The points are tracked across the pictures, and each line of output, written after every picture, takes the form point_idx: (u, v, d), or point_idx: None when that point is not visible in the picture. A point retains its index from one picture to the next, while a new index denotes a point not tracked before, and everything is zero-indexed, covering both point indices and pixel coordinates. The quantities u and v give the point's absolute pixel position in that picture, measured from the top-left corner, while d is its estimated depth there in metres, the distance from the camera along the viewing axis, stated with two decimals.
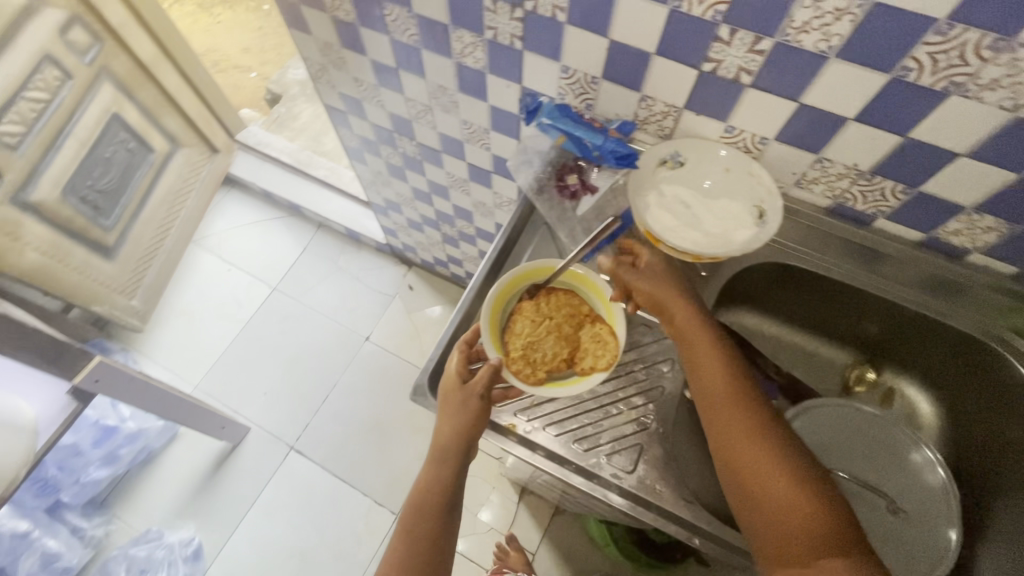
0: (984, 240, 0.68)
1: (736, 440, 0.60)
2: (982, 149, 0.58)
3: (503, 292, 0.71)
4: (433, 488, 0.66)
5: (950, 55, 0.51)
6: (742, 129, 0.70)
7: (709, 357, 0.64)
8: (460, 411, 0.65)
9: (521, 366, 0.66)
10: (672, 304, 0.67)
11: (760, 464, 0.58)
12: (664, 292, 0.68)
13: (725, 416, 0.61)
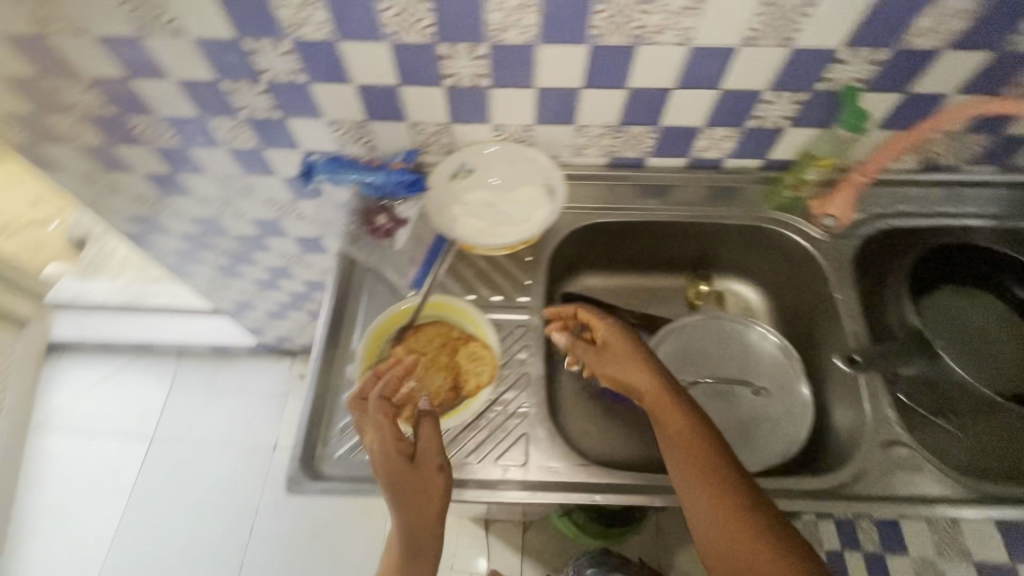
0: (728, 147, 0.81)
1: (712, 522, 0.57)
2: (684, 79, 0.69)
3: (371, 347, 0.69)
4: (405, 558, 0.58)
5: (619, 15, 0.61)
6: (506, 125, 0.77)
7: (675, 413, 0.63)
8: (420, 492, 0.58)
9: (411, 410, 0.66)
10: (637, 370, 0.66)
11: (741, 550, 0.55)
12: (627, 358, 0.67)
13: (694, 476, 0.59)
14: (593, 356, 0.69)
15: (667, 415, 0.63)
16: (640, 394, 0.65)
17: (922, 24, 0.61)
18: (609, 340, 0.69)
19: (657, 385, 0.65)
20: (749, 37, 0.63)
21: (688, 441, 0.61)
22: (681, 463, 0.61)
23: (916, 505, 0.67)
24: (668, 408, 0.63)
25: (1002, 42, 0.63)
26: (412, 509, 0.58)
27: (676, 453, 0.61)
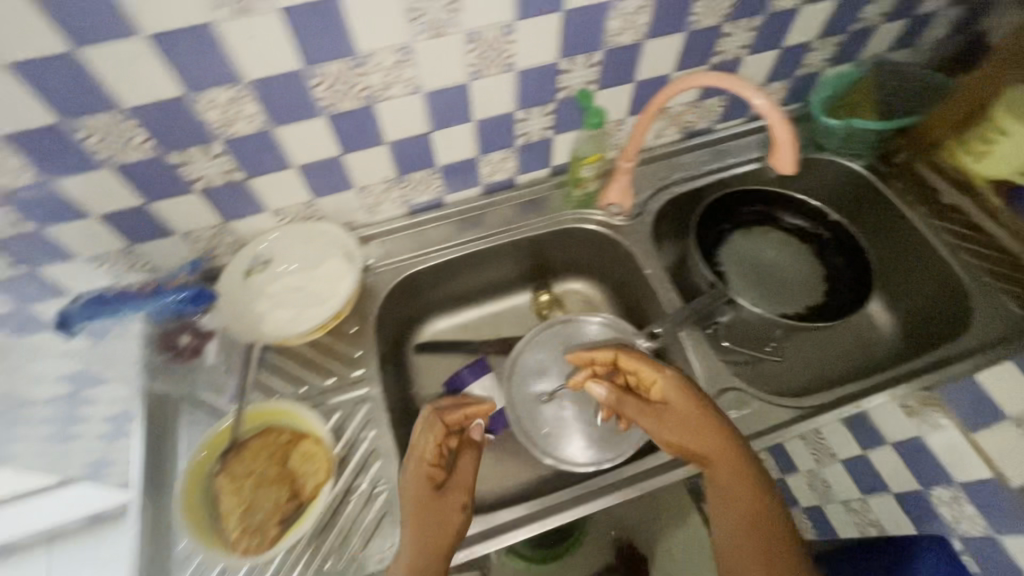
0: (511, 166, 0.84)
1: None
2: (436, 121, 0.71)
3: (191, 487, 0.62)
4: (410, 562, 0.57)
5: (338, 83, 0.61)
6: (285, 207, 0.75)
7: (735, 476, 0.62)
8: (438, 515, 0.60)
9: (249, 540, 0.60)
10: (702, 428, 0.64)
11: None
12: (695, 422, 0.65)
13: (738, 526, 0.61)
14: (658, 420, 0.67)
15: (741, 485, 0.62)
16: (702, 456, 0.64)
17: (616, 27, 0.67)
18: (674, 401, 0.66)
19: (726, 450, 0.63)
20: (473, 71, 0.66)
21: (741, 508, 0.62)
22: (741, 530, 0.60)
23: (761, 437, 0.72)
24: (732, 467, 0.62)
25: (689, 23, 0.71)
26: (426, 529, 0.59)
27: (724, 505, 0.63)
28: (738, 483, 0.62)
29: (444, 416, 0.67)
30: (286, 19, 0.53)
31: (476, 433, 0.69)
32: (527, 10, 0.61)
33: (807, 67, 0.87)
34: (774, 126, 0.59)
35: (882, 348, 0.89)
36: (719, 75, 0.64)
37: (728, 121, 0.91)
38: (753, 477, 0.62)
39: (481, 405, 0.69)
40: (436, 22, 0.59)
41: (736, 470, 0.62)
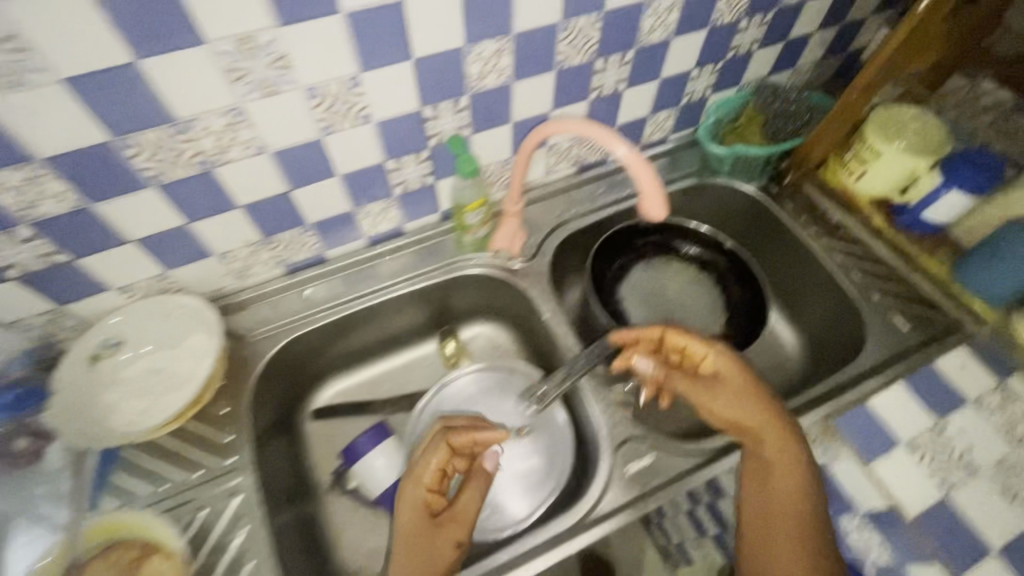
0: (395, 216, 0.79)
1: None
2: (293, 180, 0.65)
3: None
4: None
5: (162, 152, 0.55)
6: (134, 283, 0.67)
7: (791, 486, 0.58)
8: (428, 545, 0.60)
9: None
10: (756, 429, 0.63)
11: None
12: (752, 416, 0.64)
13: (770, 527, 0.57)
14: (727, 373, 0.68)
15: (782, 465, 0.60)
16: (755, 437, 0.63)
17: (476, 71, 0.64)
18: (729, 365, 0.68)
19: (787, 449, 0.60)
20: (324, 126, 0.61)
21: (780, 498, 0.58)
22: (774, 512, 0.58)
23: (667, 488, 0.65)
24: (784, 465, 0.60)
25: (557, 62, 0.68)
26: (415, 565, 0.58)
27: (756, 522, 0.58)
28: (784, 488, 0.58)
29: (451, 439, 0.66)
30: (74, 89, 0.47)
31: (488, 461, 0.67)
32: (370, 61, 0.56)
33: (691, 94, 0.86)
34: (640, 177, 0.57)
35: (797, 370, 0.89)
36: (570, 121, 0.60)
37: (620, 152, 0.91)
38: (804, 479, 0.59)
39: (490, 433, 0.67)
40: (264, 80, 0.53)
41: (787, 467, 0.59)
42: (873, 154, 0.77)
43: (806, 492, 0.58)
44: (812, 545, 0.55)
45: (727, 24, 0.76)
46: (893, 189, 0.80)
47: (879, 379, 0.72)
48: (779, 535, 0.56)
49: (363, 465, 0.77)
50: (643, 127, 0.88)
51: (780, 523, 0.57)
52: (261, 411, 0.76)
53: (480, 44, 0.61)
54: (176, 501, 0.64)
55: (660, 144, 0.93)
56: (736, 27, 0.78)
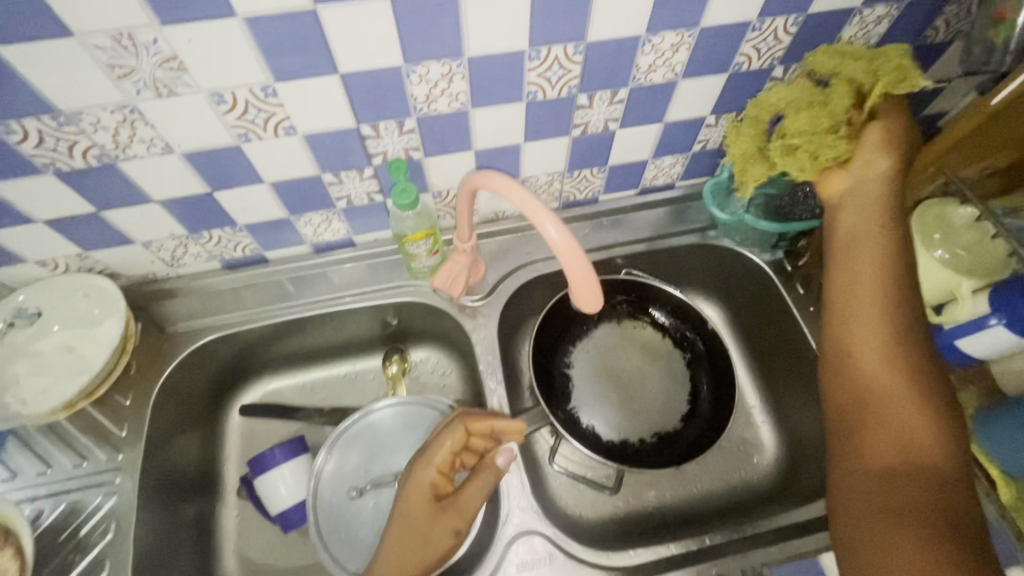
0: (341, 227, 0.73)
1: (863, 362, 0.56)
2: (213, 182, 0.59)
3: None
4: None
5: (50, 141, 0.50)
6: (52, 258, 0.65)
7: (877, 277, 0.57)
8: (433, 538, 0.55)
9: None
10: (858, 207, 0.60)
11: (882, 386, 0.54)
12: (869, 184, 0.59)
13: (870, 396, 0.55)
14: (834, 173, 0.61)
15: (866, 241, 0.59)
16: (842, 267, 0.60)
17: (422, 93, 0.55)
18: (873, 140, 0.58)
19: (872, 219, 0.59)
20: (241, 133, 0.54)
21: (863, 280, 0.58)
22: (854, 302, 0.58)
23: None
24: (864, 244, 0.59)
25: (526, 93, 0.58)
26: (405, 547, 0.55)
27: (856, 328, 0.57)
28: (874, 259, 0.58)
29: (468, 425, 0.59)
30: None
31: (500, 457, 0.57)
32: (283, 72, 0.49)
33: (704, 142, 0.73)
34: (571, 262, 0.51)
35: (766, 478, 0.77)
36: (507, 182, 0.52)
37: (613, 193, 0.79)
38: (885, 242, 0.58)
39: (513, 423, 0.60)
40: (155, 81, 0.47)
41: (866, 276, 0.58)
42: None
43: (889, 272, 0.57)
44: (910, 400, 0.53)
45: (755, 70, 0.62)
46: (928, 303, 0.64)
47: None
48: (884, 397, 0.54)
49: (268, 480, 0.74)
50: (643, 171, 0.76)
51: (863, 296, 0.57)
52: (172, 406, 0.73)
53: (423, 65, 0.52)
54: (55, 489, 0.63)
55: (664, 188, 0.81)
56: (769, 75, 0.64)
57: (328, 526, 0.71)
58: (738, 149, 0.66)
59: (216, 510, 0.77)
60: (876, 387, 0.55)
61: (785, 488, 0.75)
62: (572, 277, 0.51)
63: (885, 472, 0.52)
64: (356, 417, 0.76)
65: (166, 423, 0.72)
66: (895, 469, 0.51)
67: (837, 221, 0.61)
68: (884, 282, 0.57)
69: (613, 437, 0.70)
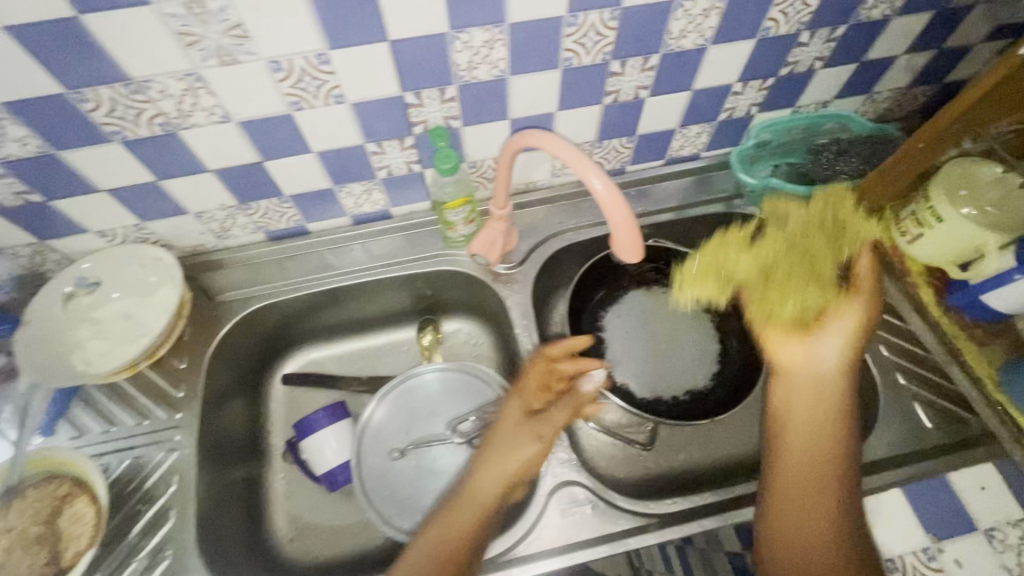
0: (380, 198, 0.75)
1: (787, 531, 0.55)
2: (265, 151, 0.62)
3: None
4: (491, 483, 0.59)
5: (120, 108, 0.53)
6: (111, 229, 0.69)
7: (814, 446, 0.57)
8: (518, 444, 0.60)
9: None
10: (799, 381, 0.59)
11: (803, 554, 0.54)
12: (822, 365, 0.59)
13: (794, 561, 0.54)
14: (790, 336, 0.60)
15: (817, 404, 0.58)
16: (780, 429, 0.59)
17: (465, 60, 0.57)
18: (844, 304, 0.58)
19: (814, 392, 0.59)
20: (294, 101, 0.57)
21: (803, 449, 0.57)
22: (779, 481, 0.57)
23: (594, 545, 0.62)
24: (814, 402, 0.59)
25: (562, 59, 0.60)
26: (507, 450, 0.60)
27: (789, 488, 0.56)
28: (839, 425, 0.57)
29: (554, 349, 0.67)
30: (18, 38, 0.45)
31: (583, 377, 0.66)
32: (337, 39, 0.52)
33: (731, 111, 0.75)
34: (613, 214, 0.53)
35: None
36: (551, 136, 0.55)
37: (641, 163, 0.81)
38: (835, 417, 0.58)
39: (583, 340, 0.69)
40: (220, 49, 0.50)
41: (821, 450, 0.57)
42: (933, 218, 0.65)
43: (837, 434, 0.57)
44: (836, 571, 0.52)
45: (783, 35, 0.64)
46: (954, 261, 0.66)
47: (876, 480, 0.65)
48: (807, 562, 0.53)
49: (314, 442, 0.77)
50: (670, 140, 0.78)
51: (790, 475, 0.56)
52: (222, 371, 0.76)
53: (467, 31, 0.54)
54: (119, 446, 0.67)
55: (690, 158, 0.83)
56: (795, 40, 0.66)
57: (373, 484, 0.74)
58: (725, 260, 0.64)
59: (264, 472, 0.80)
60: (803, 548, 0.54)
61: None
62: (615, 230, 0.53)
63: None
64: (400, 379, 0.79)
65: (217, 387, 0.75)
66: None
67: (789, 395, 0.60)
68: (819, 456, 0.57)
69: (642, 395, 0.73)
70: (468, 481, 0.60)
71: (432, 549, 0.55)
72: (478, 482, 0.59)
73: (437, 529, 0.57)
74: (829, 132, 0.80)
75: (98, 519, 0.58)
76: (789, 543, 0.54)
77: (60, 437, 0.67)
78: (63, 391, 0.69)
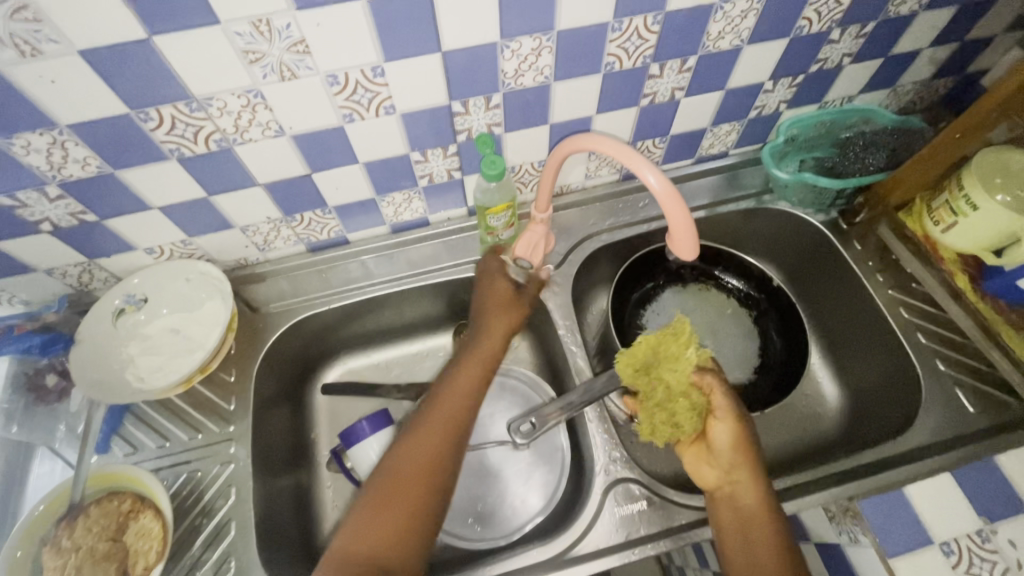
0: (419, 206, 0.76)
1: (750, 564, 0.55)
2: (314, 163, 0.63)
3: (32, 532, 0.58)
4: (485, 363, 0.70)
5: (179, 126, 0.54)
6: (159, 245, 0.69)
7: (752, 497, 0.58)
8: (502, 317, 0.73)
9: None
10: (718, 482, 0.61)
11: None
12: (722, 457, 0.62)
13: None
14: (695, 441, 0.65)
15: (726, 506, 0.59)
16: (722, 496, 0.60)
17: (512, 68, 0.59)
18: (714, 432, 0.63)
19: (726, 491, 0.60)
20: (346, 113, 0.58)
21: (745, 504, 0.58)
22: (735, 520, 0.58)
23: (653, 540, 0.63)
24: (733, 508, 0.59)
25: (604, 64, 0.61)
26: (489, 321, 0.72)
27: (733, 530, 0.58)
28: (768, 549, 0.55)
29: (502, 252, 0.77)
30: (90, 62, 0.46)
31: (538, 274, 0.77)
32: (392, 52, 0.53)
33: (761, 108, 0.76)
34: (671, 210, 0.56)
35: (832, 429, 0.80)
36: (607, 139, 0.58)
37: (672, 163, 0.82)
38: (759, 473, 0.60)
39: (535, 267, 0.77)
40: (281, 64, 0.51)
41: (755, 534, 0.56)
42: (968, 206, 0.66)
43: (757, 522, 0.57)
44: None
45: (815, 33, 0.66)
46: (989, 247, 0.67)
47: (920, 466, 0.66)
48: None
49: (360, 450, 0.76)
50: (701, 139, 0.79)
51: (739, 518, 0.58)
52: (267, 382, 0.77)
53: (517, 40, 0.56)
54: (175, 460, 0.68)
55: (719, 157, 0.84)
56: (826, 38, 0.67)
57: None
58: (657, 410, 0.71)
59: (311, 480, 0.80)
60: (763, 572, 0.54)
61: (851, 434, 0.78)
62: (673, 226, 0.56)
63: None
64: None
65: (263, 399, 0.76)
66: None
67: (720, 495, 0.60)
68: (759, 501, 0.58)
69: None
70: (464, 360, 0.69)
71: (430, 407, 0.65)
72: (472, 361, 0.69)
73: (443, 401, 0.65)
74: (856, 126, 0.82)
75: (166, 535, 0.59)
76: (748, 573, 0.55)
77: (115, 453, 0.68)
78: (115, 408, 0.69)
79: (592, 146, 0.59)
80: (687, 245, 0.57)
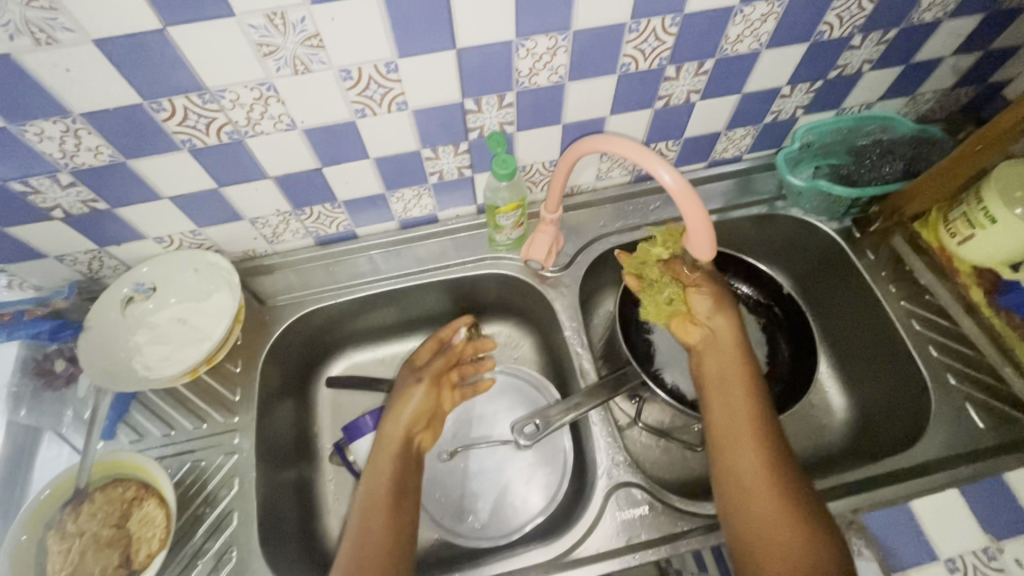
0: (428, 203, 0.76)
1: (727, 405, 0.61)
2: (325, 158, 0.63)
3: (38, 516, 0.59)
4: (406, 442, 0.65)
5: (192, 118, 0.54)
6: (168, 235, 0.69)
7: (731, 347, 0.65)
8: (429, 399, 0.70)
9: None
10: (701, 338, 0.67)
11: (738, 411, 0.60)
12: (707, 316, 0.68)
13: (723, 420, 0.60)
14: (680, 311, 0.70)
15: (707, 353, 0.66)
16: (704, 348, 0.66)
17: (527, 66, 0.58)
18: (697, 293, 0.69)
19: (708, 343, 0.66)
20: (359, 108, 0.58)
21: (723, 352, 0.65)
22: (714, 363, 0.64)
23: (654, 546, 0.62)
24: (711, 356, 0.65)
25: (620, 65, 0.61)
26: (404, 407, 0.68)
27: (713, 376, 0.64)
28: (740, 388, 0.62)
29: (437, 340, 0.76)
30: (104, 51, 0.46)
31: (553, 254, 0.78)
32: (406, 47, 0.53)
33: (778, 113, 0.75)
34: (686, 208, 0.56)
35: (839, 440, 0.80)
36: (622, 139, 0.58)
37: (684, 165, 0.82)
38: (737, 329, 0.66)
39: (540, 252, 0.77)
40: (295, 58, 0.51)
41: (731, 378, 0.62)
42: (986, 218, 0.65)
43: (733, 368, 0.63)
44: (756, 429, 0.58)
45: (836, 38, 0.65)
46: (1005, 261, 0.66)
47: (927, 481, 0.65)
48: (730, 421, 0.59)
49: (363, 444, 0.75)
50: (715, 143, 0.78)
51: (719, 366, 0.64)
52: (272, 374, 0.77)
53: (532, 39, 0.55)
54: (180, 449, 0.69)
55: (732, 161, 0.83)
56: (847, 44, 0.66)
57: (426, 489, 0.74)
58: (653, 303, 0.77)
59: (313, 474, 0.80)
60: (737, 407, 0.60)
61: (859, 447, 0.77)
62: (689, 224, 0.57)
63: (735, 475, 0.56)
64: None
65: (268, 391, 0.76)
66: (741, 473, 0.56)
67: (703, 350, 0.66)
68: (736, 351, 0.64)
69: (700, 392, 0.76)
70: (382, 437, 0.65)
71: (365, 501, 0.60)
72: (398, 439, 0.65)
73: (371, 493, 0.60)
74: (872, 134, 0.80)
75: (168, 523, 0.59)
76: (723, 409, 0.61)
77: (121, 440, 0.69)
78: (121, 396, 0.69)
79: (605, 148, 0.59)
80: (704, 253, 0.59)
